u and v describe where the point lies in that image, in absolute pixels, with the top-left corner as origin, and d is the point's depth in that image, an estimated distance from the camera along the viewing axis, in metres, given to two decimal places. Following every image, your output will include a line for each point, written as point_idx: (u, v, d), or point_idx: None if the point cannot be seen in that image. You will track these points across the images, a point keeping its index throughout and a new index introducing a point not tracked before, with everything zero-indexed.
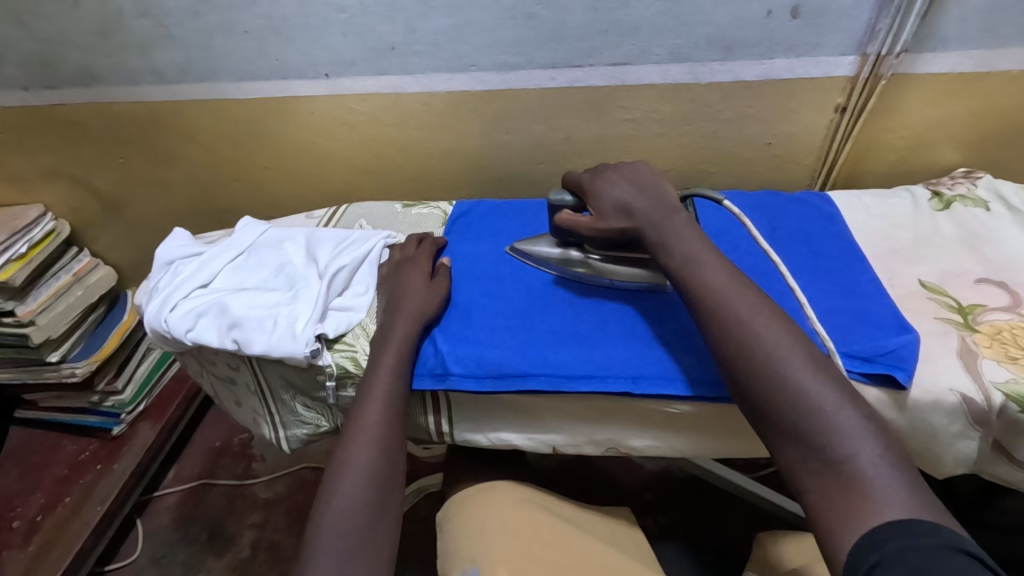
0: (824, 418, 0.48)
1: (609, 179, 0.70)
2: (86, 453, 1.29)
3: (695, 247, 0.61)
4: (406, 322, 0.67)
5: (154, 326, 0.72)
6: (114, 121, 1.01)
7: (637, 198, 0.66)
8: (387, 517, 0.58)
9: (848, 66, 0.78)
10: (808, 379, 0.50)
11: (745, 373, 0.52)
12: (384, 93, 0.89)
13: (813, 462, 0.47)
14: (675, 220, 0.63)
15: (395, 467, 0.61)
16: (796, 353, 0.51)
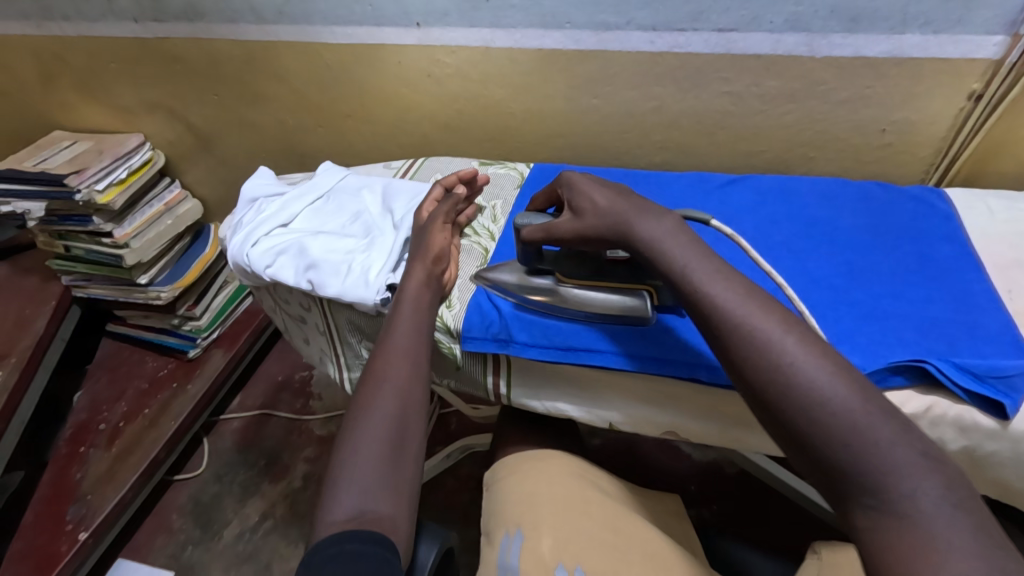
0: (852, 426, 0.39)
1: (577, 184, 0.63)
2: (165, 371, 1.40)
3: (687, 246, 0.52)
4: (421, 268, 0.67)
5: (235, 259, 0.75)
6: (212, 58, 1.04)
7: (610, 197, 0.59)
8: (411, 454, 0.57)
9: (992, 49, 0.69)
10: (826, 383, 0.41)
11: (759, 388, 0.44)
12: (474, 47, 0.88)
13: (861, 499, 0.38)
14: (664, 217, 0.56)
15: (415, 407, 0.60)
16: (804, 349, 0.43)
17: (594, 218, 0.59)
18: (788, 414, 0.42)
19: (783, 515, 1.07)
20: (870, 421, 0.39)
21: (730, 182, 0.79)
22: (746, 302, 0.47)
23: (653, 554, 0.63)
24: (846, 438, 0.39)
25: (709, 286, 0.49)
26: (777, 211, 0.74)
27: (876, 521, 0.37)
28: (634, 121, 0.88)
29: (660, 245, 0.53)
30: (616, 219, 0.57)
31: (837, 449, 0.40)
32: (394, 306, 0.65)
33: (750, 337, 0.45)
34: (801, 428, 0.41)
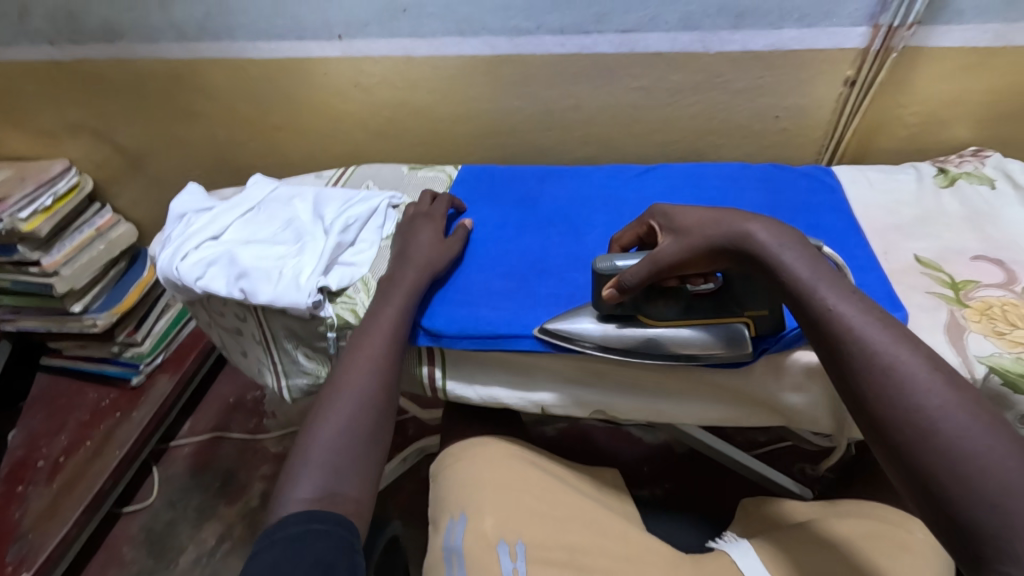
0: (953, 427, 0.41)
1: (674, 206, 0.61)
2: (106, 401, 1.36)
3: (817, 267, 0.51)
4: (417, 272, 0.69)
5: (166, 274, 0.75)
6: (136, 78, 1.04)
7: (728, 214, 0.57)
8: (382, 436, 0.60)
9: (859, 38, 0.76)
10: (962, 415, 0.41)
11: (884, 413, 0.43)
12: (396, 56, 0.90)
13: (1008, 543, 0.37)
14: (787, 232, 0.54)
15: (391, 394, 0.63)
16: (936, 375, 0.43)
17: (713, 234, 0.56)
18: (917, 443, 0.41)
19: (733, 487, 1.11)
20: (1016, 459, 0.39)
21: (644, 172, 0.84)
22: (866, 316, 0.47)
23: (593, 525, 0.66)
24: (990, 476, 0.38)
25: (805, 274, 0.50)
26: (686, 196, 0.79)
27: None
28: (556, 118, 0.93)
29: (788, 255, 0.52)
30: (732, 233, 0.55)
31: (978, 486, 0.38)
32: (389, 292, 0.67)
33: (874, 353, 0.45)
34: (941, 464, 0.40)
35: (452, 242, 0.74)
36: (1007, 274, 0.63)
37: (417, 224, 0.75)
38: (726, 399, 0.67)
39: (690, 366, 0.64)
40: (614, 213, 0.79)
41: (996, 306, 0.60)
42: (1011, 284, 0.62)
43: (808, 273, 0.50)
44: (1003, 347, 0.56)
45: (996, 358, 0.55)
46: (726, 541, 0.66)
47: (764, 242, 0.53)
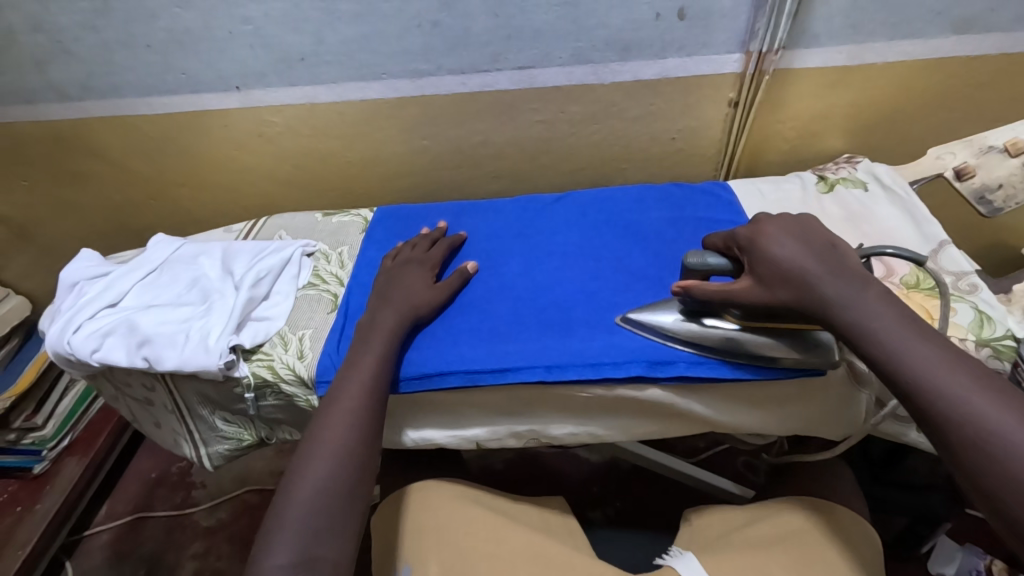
0: (989, 431, 0.46)
1: (775, 233, 0.59)
2: (4, 495, 1.21)
3: (894, 315, 0.52)
4: (392, 314, 0.67)
5: (56, 349, 0.69)
6: (16, 143, 0.97)
7: (804, 257, 0.57)
8: (363, 488, 0.57)
9: (735, 63, 0.83)
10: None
11: (894, 388, 0.51)
12: (298, 104, 0.89)
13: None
14: (864, 291, 0.54)
15: (371, 444, 0.59)
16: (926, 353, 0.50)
17: (781, 284, 0.56)
18: (1002, 495, 0.44)
19: (683, 498, 1.06)
20: (999, 419, 0.46)
21: (555, 200, 0.86)
22: (943, 366, 0.49)
23: (540, 560, 0.65)
24: (978, 438, 0.46)
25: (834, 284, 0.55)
26: (597, 221, 0.82)
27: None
28: (465, 155, 0.95)
29: (837, 290, 0.54)
30: (804, 280, 0.55)
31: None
32: (365, 337, 0.65)
33: (951, 406, 0.47)
34: (1022, 512, 0.43)
35: (442, 284, 0.72)
36: (885, 268, 0.69)
37: (402, 267, 0.74)
38: (656, 414, 0.68)
39: (614, 385, 0.64)
40: (531, 243, 0.80)
41: None
42: (890, 276, 0.67)
43: (823, 272, 0.56)
44: None
45: None
46: (671, 555, 0.67)
47: (824, 285, 0.55)
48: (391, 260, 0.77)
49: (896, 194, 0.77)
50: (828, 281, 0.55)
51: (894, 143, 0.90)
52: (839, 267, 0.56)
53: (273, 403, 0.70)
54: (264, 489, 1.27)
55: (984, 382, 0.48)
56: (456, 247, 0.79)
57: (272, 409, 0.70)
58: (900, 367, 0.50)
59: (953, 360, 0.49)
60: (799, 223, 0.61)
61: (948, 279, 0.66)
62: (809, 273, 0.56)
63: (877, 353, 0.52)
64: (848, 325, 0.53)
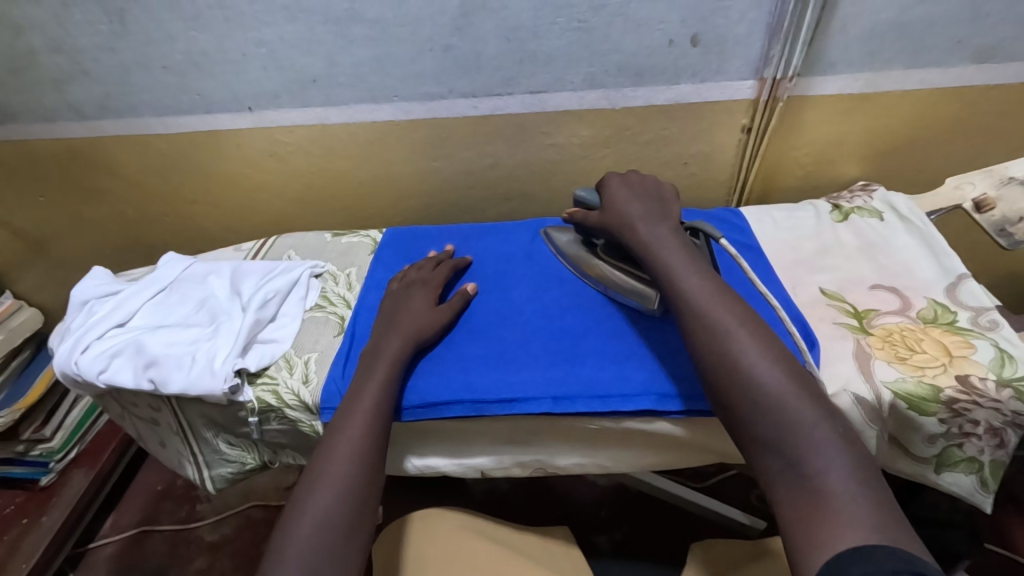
0: (788, 414, 0.46)
1: (625, 184, 0.71)
2: (12, 507, 1.22)
3: (682, 254, 0.60)
4: (398, 341, 0.66)
5: (63, 368, 0.70)
6: (34, 160, 0.98)
7: (637, 209, 0.67)
8: (365, 524, 0.56)
9: (748, 89, 0.82)
10: (766, 374, 0.48)
11: (708, 370, 0.52)
12: (310, 125, 0.90)
13: (783, 474, 0.45)
14: (665, 230, 0.64)
15: (374, 478, 0.58)
16: (750, 342, 0.51)
17: (616, 221, 0.67)
18: (734, 404, 0.49)
19: (692, 524, 1.04)
20: (796, 403, 0.46)
21: (565, 225, 0.86)
22: (712, 298, 0.55)
23: None
24: (774, 417, 0.46)
25: (679, 274, 0.58)
26: None
27: (793, 494, 0.43)
28: (476, 177, 0.95)
29: (662, 247, 0.61)
30: (623, 222, 0.66)
31: (772, 431, 0.46)
32: (370, 366, 0.65)
33: (711, 327, 0.53)
34: (745, 416, 0.48)
35: (446, 308, 0.71)
36: (901, 301, 0.67)
37: (407, 290, 0.74)
38: (666, 447, 0.66)
39: (623, 417, 0.63)
40: (541, 268, 0.79)
41: (895, 333, 0.63)
42: (907, 310, 0.66)
43: (673, 261, 0.60)
44: (906, 372, 0.59)
45: (901, 383, 0.58)
46: None
47: (649, 236, 0.63)
48: (397, 283, 0.76)
49: (913, 224, 0.76)
50: (645, 223, 0.65)
51: (911, 171, 0.89)
52: (663, 213, 0.67)
53: (278, 428, 0.69)
54: (268, 505, 1.27)
55: (741, 314, 0.54)
56: (460, 270, 0.79)
57: (277, 433, 0.70)
58: (677, 293, 0.57)
59: (719, 293, 0.56)
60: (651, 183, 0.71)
61: (967, 315, 0.64)
62: (668, 267, 0.59)
63: (660, 277, 0.60)
64: (653, 262, 0.61)
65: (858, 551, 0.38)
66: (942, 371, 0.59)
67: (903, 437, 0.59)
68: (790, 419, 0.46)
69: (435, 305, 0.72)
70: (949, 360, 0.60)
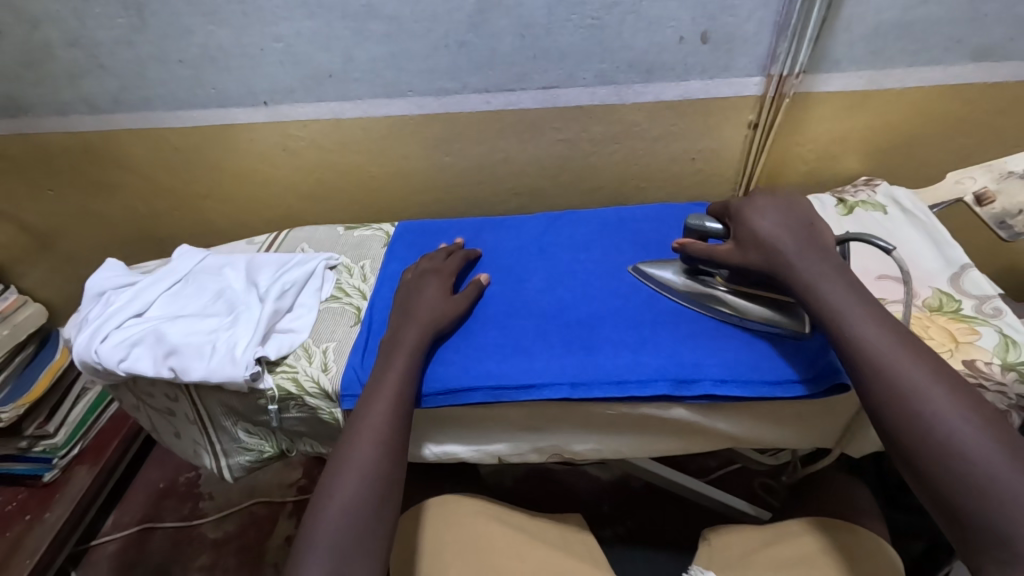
0: (1000, 490, 0.45)
1: (763, 210, 0.65)
2: (14, 503, 1.21)
3: (848, 293, 0.57)
4: (418, 328, 0.68)
5: (82, 358, 0.70)
6: (45, 153, 0.98)
7: (789, 240, 0.62)
8: (391, 506, 0.57)
9: (756, 86, 0.84)
10: (970, 442, 0.47)
11: (896, 433, 0.51)
12: (323, 119, 0.91)
13: (996, 551, 0.44)
14: (827, 265, 0.60)
15: (398, 463, 0.59)
16: (949, 406, 0.49)
17: (762, 254, 0.63)
18: (932, 473, 0.48)
19: (696, 516, 1.05)
20: (1013, 480, 0.45)
21: (575, 218, 0.87)
22: (895, 351, 0.53)
23: None
24: (987, 492, 0.46)
25: (859, 325, 0.55)
26: (619, 239, 0.83)
27: (1009, 570, 0.44)
28: (486, 172, 0.96)
29: (823, 288, 0.58)
30: (780, 259, 0.61)
31: (979, 505, 0.46)
32: (390, 353, 0.66)
33: (897, 385, 0.51)
34: (944, 484, 0.47)
35: (461, 296, 0.73)
36: (908, 290, 0.69)
37: (421, 279, 0.75)
38: (679, 433, 0.68)
39: (639, 403, 0.65)
40: (555, 260, 0.81)
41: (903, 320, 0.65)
42: (914, 299, 0.68)
43: (844, 304, 0.57)
44: None
45: None
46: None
47: (805, 274, 0.60)
48: (411, 273, 0.77)
49: (916, 217, 0.78)
50: (800, 258, 0.61)
51: (911, 167, 0.91)
52: (814, 246, 0.62)
53: (296, 416, 0.70)
54: (271, 501, 1.27)
55: (930, 367, 0.52)
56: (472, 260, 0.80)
57: (295, 421, 0.71)
58: (849, 341, 0.55)
59: (901, 344, 0.54)
60: (789, 203, 0.67)
61: (972, 303, 0.66)
62: (840, 310, 0.57)
63: (825, 320, 0.57)
64: (814, 303, 0.58)
65: None
66: (949, 355, 0.61)
67: None
68: (1003, 496, 0.45)
69: (450, 293, 0.73)
70: (956, 346, 0.61)
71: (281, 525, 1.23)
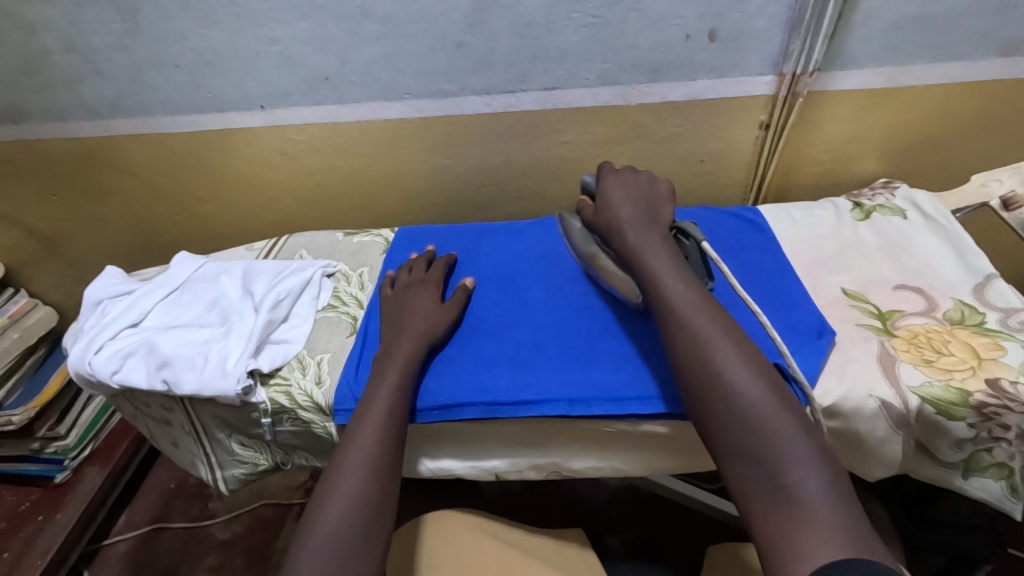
0: (765, 423, 0.48)
1: (614, 180, 0.69)
2: (26, 503, 1.23)
3: (667, 256, 0.60)
4: (411, 343, 0.66)
5: (76, 369, 0.70)
6: (47, 159, 0.98)
7: (626, 205, 0.66)
8: (379, 532, 0.55)
9: (767, 85, 0.80)
10: (746, 383, 0.50)
11: (689, 377, 0.53)
12: (321, 123, 0.89)
13: (760, 482, 0.46)
14: (653, 232, 0.62)
15: (388, 487, 0.57)
16: (733, 354, 0.52)
17: (603, 219, 0.66)
18: (714, 412, 0.50)
19: (705, 527, 1.02)
20: (777, 416, 0.48)
21: None
22: (694, 303, 0.56)
23: None
24: (752, 426, 0.48)
25: (669, 281, 0.58)
26: None
27: (771, 506, 0.45)
28: (488, 176, 0.94)
29: (646, 248, 0.61)
30: (615, 222, 0.65)
31: (748, 437, 0.48)
32: (382, 370, 0.64)
33: (693, 337, 0.54)
34: (724, 427, 0.49)
35: (451, 306, 0.71)
36: (927, 302, 0.65)
37: (412, 290, 0.73)
38: (680, 451, 0.65)
39: (641, 420, 0.62)
40: (555, 268, 0.78)
41: (921, 335, 0.61)
42: (932, 312, 0.64)
43: (657, 262, 0.59)
44: (932, 376, 0.57)
45: (928, 388, 0.57)
46: None
47: (631, 233, 0.63)
48: (391, 288, 0.76)
49: (937, 222, 0.74)
50: (633, 221, 0.64)
51: (933, 168, 0.87)
52: (649, 213, 0.65)
53: (291, 430, 0.69)
54: (278, 504, 1.27)
55: (723, 324, 0.54)
56: (452, 266, 0.79)
57: (289, 435, 0.69)
58: (660, 300, 0.57)
59: (699, 303, 0.56)
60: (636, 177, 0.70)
61: (995, 316, 0.62)
62: (655, 268, 0.59)
63: (643, 282, 0.59)
64: (635, 261, 0.61)
65: (843, 561, 0.39)
66: (971, 374, 0.57)
67: (929, 441, 0.58)
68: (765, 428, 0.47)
69: (441, 303, 0.71)
70: (978, 363, 0.58)
71: (287, 529, 1.23)
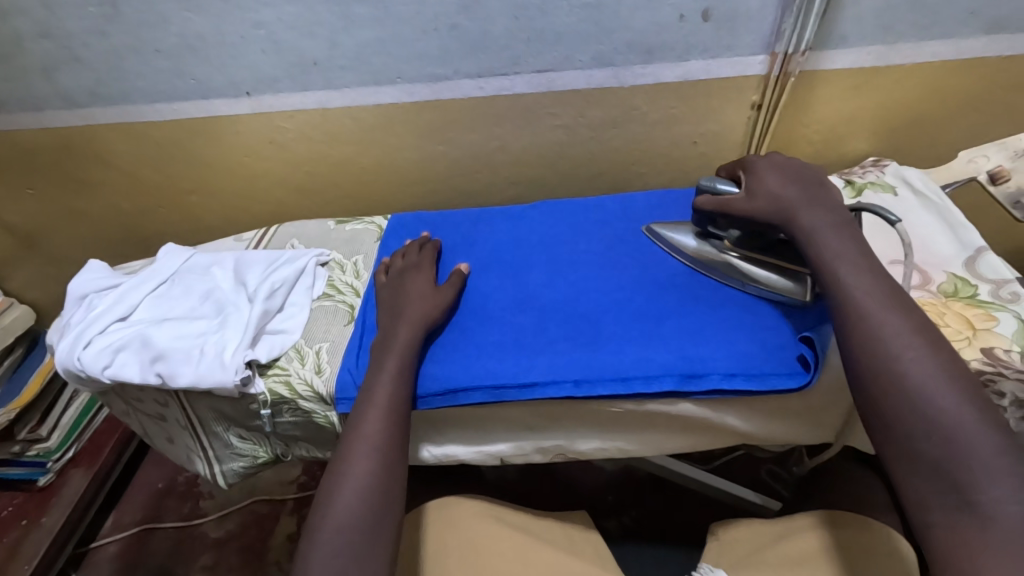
0: (957, 435, 0.45)
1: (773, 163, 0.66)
2: (10, 508, 1.19)
3: (844, 247, 0.57)
4: (408, 329, 0.65)
5: (65, 364, 0.67)
6: (22, 151, 0.95)
7: (794, 188, 0.63)
8: (388, 523, 0.54)
9: (760, 65, 0.81)
10: (937, 390, 0.47)
11: (865, 376, 0.51)
12: (310, 109, 0.87)
13: (944, 495, 0.45)
14: (826, 219, 0.60)
15: (396, 478, 0.56)
16: (922, 356, 0.49)
17: (768, 199, 0.63)
18: (893, 417, 0.48)
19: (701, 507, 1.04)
20: (975, 429, 0.45)
21: (574, 207, 0.84)
22: (879, 300, 0.53)
23: None
24: (942, 436, 0.46)
25: (848, 275, 0.55)
26: (621, 228, 0.80)
27: (952, 519, 0.44)
28: (481, 161, 0.93)
29: (821, 235, 0.59)
30: (784, 208, 0.62)
31: (934, 448, 0.46)
32: (381, 358, 0.63)
33: (874, 333, 0.51)
34: (906, 433, 0.47)
35: (448, 290, 0.70)
36: (921, 276, 0.67)
37: (406, 277, 0.72)
38: (685, 429, 0.65)
39: (646, 399, 0.62)
40: (552, 252, 0.78)
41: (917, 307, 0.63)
42: (927, 285, 0.65)
43: (836, 254, 0.57)
44: None
45: None
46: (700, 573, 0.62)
47: (801, 220, 0.60)
48: (386, 275, 0.75)
49: (928, 198, 0.75)
50: (805, 204, 0.61)
51: (920, 146, 0.88)
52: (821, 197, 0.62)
53: (290, 420, 0.68)
54: (272, 499, 1.25)
55: (915, 322, 0.51)
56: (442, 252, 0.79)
57: (289, 426, 0.68)
58: (838, 296, 0.55)
59: (886, 299, 0.53)
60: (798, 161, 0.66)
61: (987, 288, 0.64)
62: (830, 257, 0.57)
63: (819, 274, 0.57)
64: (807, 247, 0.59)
65: None
66: (966, 344, 0.59)
67: None
68: (960, 442, 0.45)
69: (437, 287, 0.71)
70: (973, 333, 0.59)
71: (282, 525, 1.21)
